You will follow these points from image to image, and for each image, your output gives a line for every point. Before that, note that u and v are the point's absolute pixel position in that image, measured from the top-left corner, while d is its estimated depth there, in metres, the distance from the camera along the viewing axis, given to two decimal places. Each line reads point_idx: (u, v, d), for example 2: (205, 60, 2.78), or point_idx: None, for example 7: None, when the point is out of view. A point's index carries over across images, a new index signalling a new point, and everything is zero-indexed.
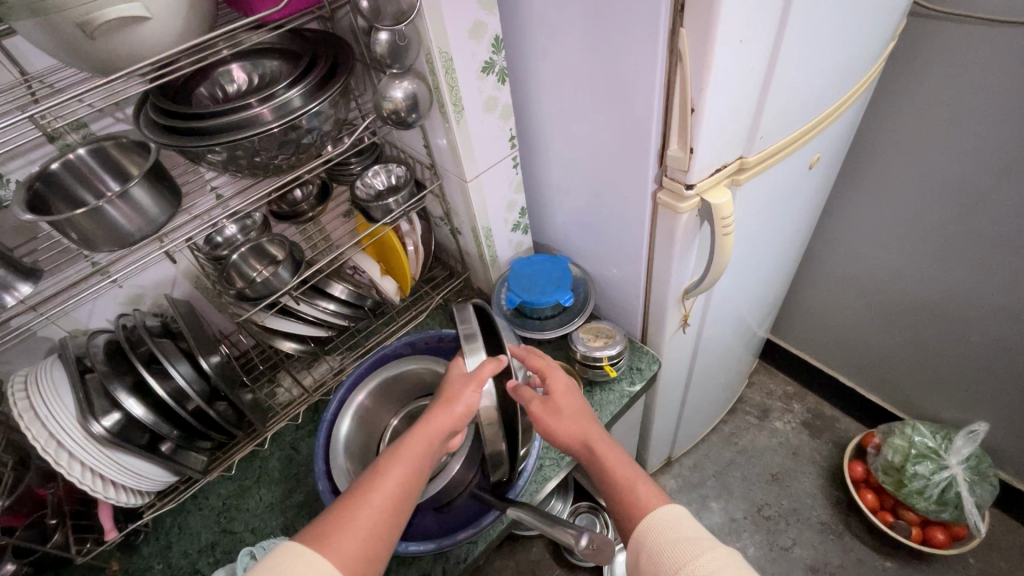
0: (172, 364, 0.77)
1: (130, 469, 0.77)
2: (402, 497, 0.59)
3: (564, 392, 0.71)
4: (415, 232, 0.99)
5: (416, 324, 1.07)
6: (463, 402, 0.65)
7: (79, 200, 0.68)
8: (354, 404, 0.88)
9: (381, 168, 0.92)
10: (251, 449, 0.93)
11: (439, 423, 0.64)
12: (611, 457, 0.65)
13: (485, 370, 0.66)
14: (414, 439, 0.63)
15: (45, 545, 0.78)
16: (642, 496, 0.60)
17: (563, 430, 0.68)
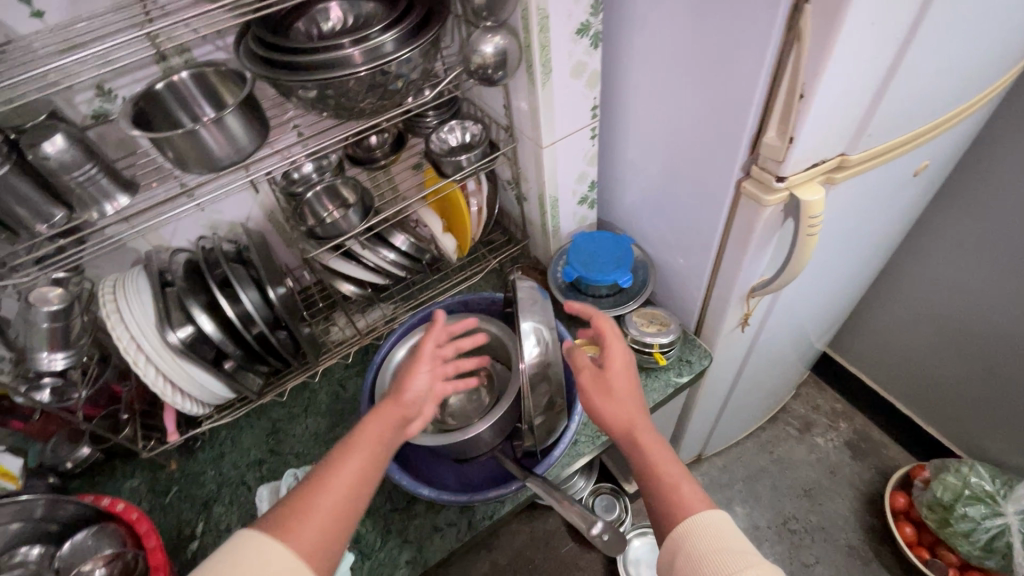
0: (243, 289, 0.81)
1: (196, 380, 0.81)
2: (358, 486, 0.57)
3: (620, 371, 0.69)
4: (480, 193, 1.00)
5: (469, 285, 1.09)
6: (413, 384, 0.65)
7: (177, 122, 0.71)
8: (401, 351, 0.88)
9: (457, 125, 0.91)
10: (304, 379, 0.98)
11: (392, 409, 0.63)
12: (655, 450, 0.63)
13: (428, 346, 0.67)
14: (368, 425, 0.61)
15: (115, 437, 0.84)
16: (685, 494, 0.60)
17: (608, 411, 0.67)
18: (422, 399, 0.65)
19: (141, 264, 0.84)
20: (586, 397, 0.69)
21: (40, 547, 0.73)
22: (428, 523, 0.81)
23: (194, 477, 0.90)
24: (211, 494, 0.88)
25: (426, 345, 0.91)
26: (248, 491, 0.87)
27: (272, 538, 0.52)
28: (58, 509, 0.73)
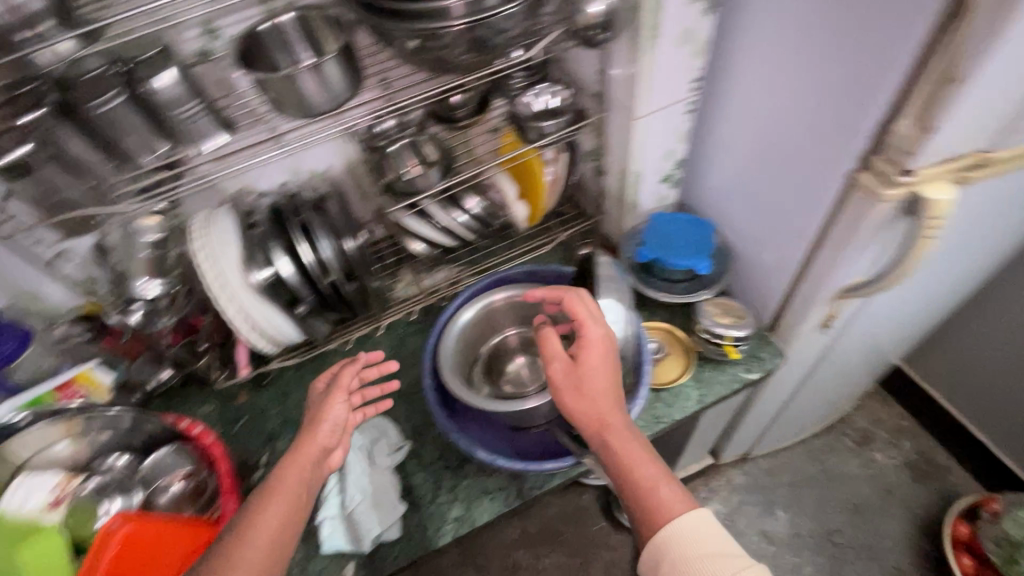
0: (321, 236, 0.82)
1: (269, 321, 0.84)
2: (282, 530, 0.60)
3: (596, 367, 0.67)
4: (558, 162, 0.98)
5: (537, 255, 1.07)
6: (331, 415, 0.70)
7: (276, 64, 0.72)
8: (469, 312, 0.86)
9: (544, 90, 0.88)
10: (368, 330, 1.00)
11: (310, 448, 0.67)
12: (631, 450, 0.63)
13: (348, 377, 0.72)
14: (288, 470, 0.64)
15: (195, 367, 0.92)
16: (663, 495, 0.59)
17: (580, 407, 0.66)
18: (339, 433, 0.70)
19: (229, 203, 0.87)
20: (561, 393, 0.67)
21: (128, 456, 0.79)
22: (478, 485, 0.82)
23: (260, 412, 0.95)
24: (276, 429, 0.92)
25: (496, 308, 0.88)
26: None
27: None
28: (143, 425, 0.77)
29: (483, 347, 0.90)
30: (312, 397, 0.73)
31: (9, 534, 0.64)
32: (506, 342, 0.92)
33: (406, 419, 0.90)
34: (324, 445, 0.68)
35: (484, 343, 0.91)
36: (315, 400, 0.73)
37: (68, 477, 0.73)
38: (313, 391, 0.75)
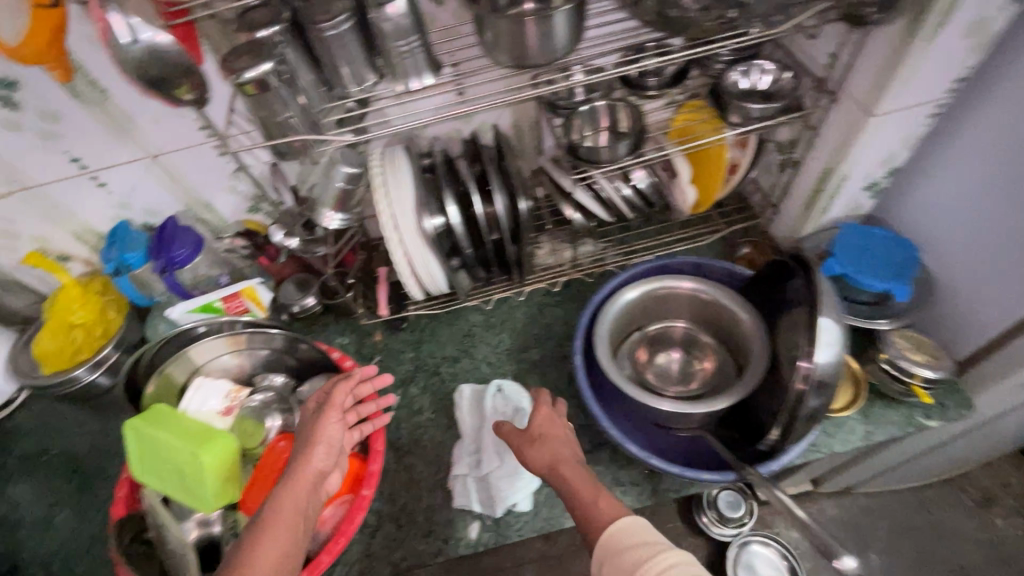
0: (495, 192, 0.79)
1: (429, 269, 0.83)
2: (280, 565, 0.53)
3: (544, 420, 0.69)
4: (744, 150, 0.89)
5: (691, 245, 0.99)
6: (326, 435, 0.64)
7: None
8: (642, 289, 0.79)
9: (752, 67, 0.79)
10: (508, 294, 0.97)
11: (306, 474, 0.60)
12: (577, 478, 0.62)
13: (341, 396, 0.67)
14: (286, 498, 0.58)
15: (345, 299, 0.93)
16: (604, 509, 0.58)
17: (540, 458, 0.66)
18: (336, 453, 0.64)
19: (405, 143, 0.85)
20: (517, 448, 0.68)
21: (283, 377, 0.81)
22: (610, 474, 0.79)
23: (394, 353, 0.96)
24: (408, 374, 0.93)
25: (677, 295, 0.80)
26: (441, 383, 0.91)
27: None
28: (302, 353, 0.79)
29: (646, 327, 0.84)
30: (305, 414, 0.67)
31: (194, 430, 0.68)
32: (671, 331, 0.84)
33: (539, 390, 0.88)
34: (319, 469, 0.62)
35: (648, 324, 0.84)
36: (308, 418, 0.66)
37: (239, 387, 0.77)
38: (305, 409, 0.69)
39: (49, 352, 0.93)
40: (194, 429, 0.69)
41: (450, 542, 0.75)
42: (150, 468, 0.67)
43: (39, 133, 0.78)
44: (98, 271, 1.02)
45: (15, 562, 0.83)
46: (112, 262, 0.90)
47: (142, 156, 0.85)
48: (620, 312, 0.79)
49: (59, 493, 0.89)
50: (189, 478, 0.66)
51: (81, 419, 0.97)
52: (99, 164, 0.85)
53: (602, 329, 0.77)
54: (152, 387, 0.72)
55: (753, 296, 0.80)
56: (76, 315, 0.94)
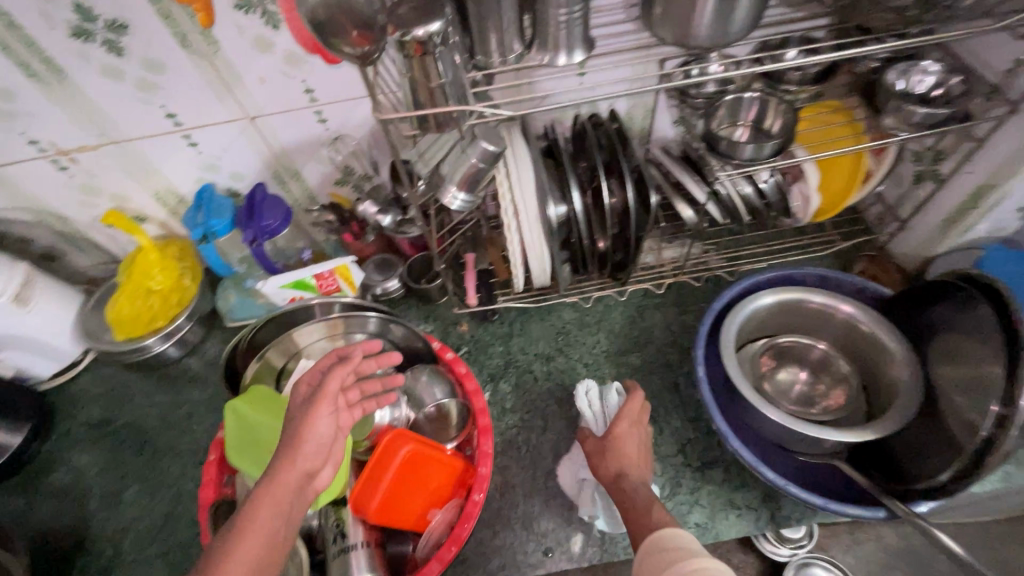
0: (624, 183, 0.73)
1: (540, 261, 0.78)
2: None
3: (624, 429, 0.64)
4: (884, 158, 0.81)
5: (805, 256, 0.93)
6: (314, 432, 0.51)
7: None
8: (786, 295, 0.74)
9: (916, 68, 0.73)
10: (606, 292, 0.92)
11: (287, 478, 0.49)
12: (637, 496, 0.57)
13: (335, 383, 0.53)
14: (260, 509, 0.47)
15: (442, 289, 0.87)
16: (655, 518, 0.53)
17: (608, 468, 0.62)
18: (327, 450, 0.52)
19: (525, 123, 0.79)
20: (588, 452, 0.65)
21: None
22: (723, 495, 0.73)
23: (482, 346, 0.90)
24: (498, 370, 0.88)
25: (831, 315, 0.74)
26: (534, 383, 0.85)
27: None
28: (406, 341, 0.74)
29: (777, 337, 0.78)
30: (295, 400, 0.54)
31: None
32: (808, 350, 0.78)
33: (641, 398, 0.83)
34: (305, 473, 0.50)
35: (782, 334, 0.78)
36: (296, 410, 0.53)
37: None
38: (297, 391, 0.55)
39: (124, 318, 0.88)
40: None
41: (552, 554, 0.70)
42: (255, 454, 0.63)
43: (139, 85, 0.73)
44: (173, 234, 0.97)
45: (83, 536, 0.79)
46: (200, 228, 0.86)
47: (239, 117, 0.79)
48: (754, 315, 0.75)
49: (127, 467, 0.84)
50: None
51: (150, 389, 0.92)
52: (193, 123, 0.79)
53: (733, 328, 0.72)
54: (256, 366, 0.69)
55: (899, 327, 0.74)
56: (155, 282, 0.89)
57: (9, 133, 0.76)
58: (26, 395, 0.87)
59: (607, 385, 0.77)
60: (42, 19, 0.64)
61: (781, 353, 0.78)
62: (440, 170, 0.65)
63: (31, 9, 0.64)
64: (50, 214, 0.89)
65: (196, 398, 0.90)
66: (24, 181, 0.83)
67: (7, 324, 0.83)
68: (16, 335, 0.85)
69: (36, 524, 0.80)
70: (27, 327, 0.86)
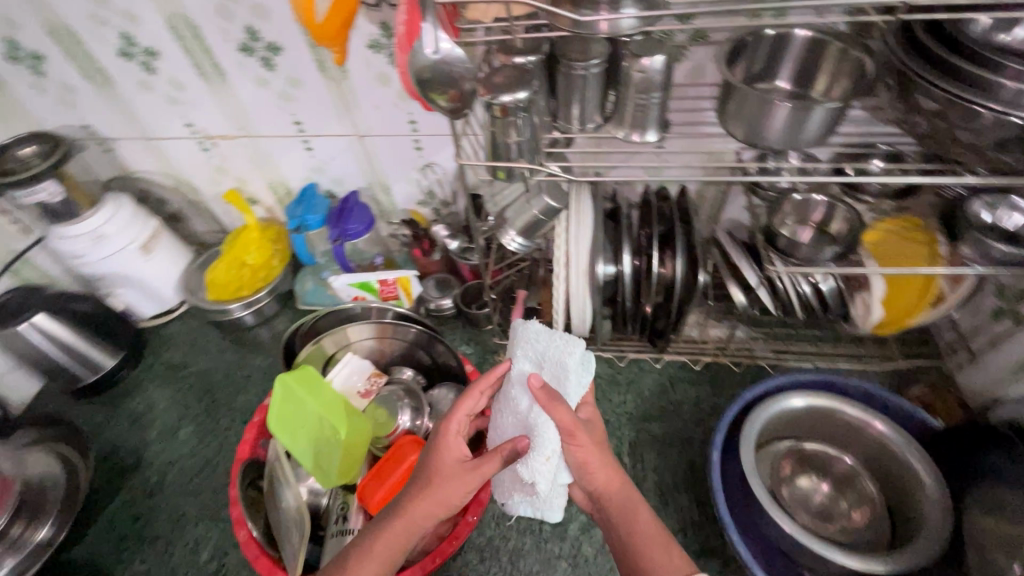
0: (675, 256, 0.76)
1: (580, 313, 0.82)
2: None
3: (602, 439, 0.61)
4: (959, 288, 0.78)
5: (859, 368, 0.90)
6: (457, 491, 0.56)
7: (752, 70, 0.64)
8: (818, 401, 0.72)
9: (1008, 203, 0.70)
10: (644, 356, 0.94)
11: (423, 518, 0.56)
12: (648, 526, 0.56)
13: (490, 462, 0.58)
14: (392, 534, 0.55)
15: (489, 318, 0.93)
16: (671, 559, 0.53)
17: (603, 480, 0.59)
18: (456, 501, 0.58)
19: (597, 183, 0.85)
20: (569, 436, 0.57)
21: (413, 373, 0.83)
22: None
23: None
24: None
25: (864, 431, 0.71)
26: None
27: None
28: (442, 358, 0.80)
29: (803, 441, 0.76)
30: (450, 450, 0.58)
31: (340, 406, 0.72)
32: (834, 462, 0.75)
33: (654, 467, 0.83)
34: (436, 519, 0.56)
35: (810, 439, 0.76)
36: (449, 465, 0.57)
37: (378, 373, 0.81)
38: (451, 443, 0.58)
39: (218, 282, 1.02)
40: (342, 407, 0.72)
41: None
42: (289, 424, 0.71)
43: (281, 95, 0.86)
44: (275, 219, 1.12)
45: (139, 459, 0.91)
46: (296, 219, 0.98)
47: (351, 134, 0.91)
48: (782, 414, 0.73)
49: (188, 409, 0.97)
50: (326, 453, 0.70)
51: (223, 347, 1.06)
52: (314, 132, 0.92)
53: (757, 422, 0.72)
54: (312, 350, 0.77)
55: (942, 465, 0.70)
56: (250, 257, 1.03)
57: (175, 116, 0.92)
58: (128, 328, 1.02)
59: (584, 355, 0.64)
60: (222, 34, 0.79)
61: (805, 459, 0.75)
62: (505, 213, 0.72)
63: (215, 25, 0.78)
64: (186, 183, 1.06)
65: (257, 363, 1.02)
66: (175, 153, 1.00)
67: (130, 266, 1.00)
68: (132, 276, 1.01)
69: (108, 438, 0.94)
70: (142, 271, 1.02)
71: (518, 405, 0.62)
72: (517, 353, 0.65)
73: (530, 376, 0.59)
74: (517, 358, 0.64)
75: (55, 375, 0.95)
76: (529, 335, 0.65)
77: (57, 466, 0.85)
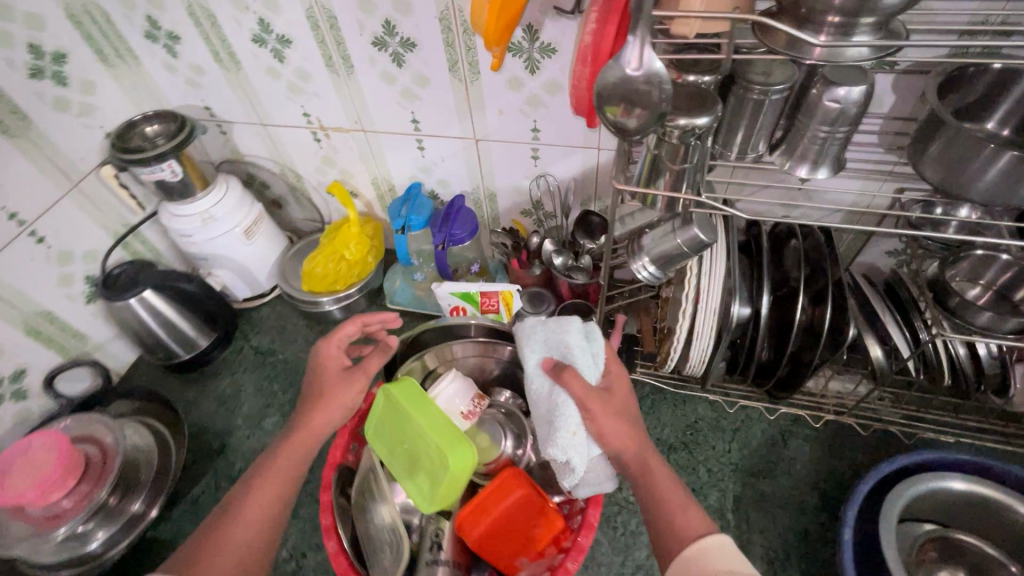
0: (821, 305, 0.68)
1: (703, 354, 0.75)
2: (278, 505, 0.60)
3: (623, 402, 0.63)
4: None
5: (1007, 450, 0.79)
6: (345, 394, 0.65)
7: (957, 109, 0.56)
8: (982, 489, 0.63)
9: None
10: (753, 406, 0.86)
11: (319, 418, 0.64)
12: (666, 480, 0.58)
13: (372, 363, 0.67)
14: (295, 443, 0.63)
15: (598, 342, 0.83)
16: (689, 519, 0.54)
17: (619, 441, 0.60)
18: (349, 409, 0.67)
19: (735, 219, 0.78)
20: (584, 404, 0.61)
21: (511, 395, 0.80)
22: None
23: None
24: None
25: None
26: None
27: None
28: None
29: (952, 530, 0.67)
30: (329, 367, 0.67)
31: (445, 427, 0.66)
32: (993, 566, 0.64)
33: (763, 530, 0.75)
34: (329, 420, 0.64)
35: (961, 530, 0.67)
36: (334, 383, 0.66)
37: (481, 395, 0.75)
38: (332, 355, 0.68)
39: (314, 275, 1.00)
40: (447, 432, 0.66)
41: None
42: (389, 440, 0.68)
43: (404, 92, 0.84)
44: (371, 215, 1.10)
45: (224, 443, 0.91)
46: (400, 220, 0.95)
47: (467, 137, 0.88)
48: (933, 495, 0.65)
49: (273, 398, 0.96)
50: (424, 474, 0.65)
51: (310, 337, 1.05)
52: (429, 132, 0.89)
53: (901, 499, 0.63)
54: (414, 363, 0.75)
55: None
56: (348, 252, 1.01)
57: (294, 104, 0.92)
58: (223, 309, 1.03)
59: (592, 331, 0.69)
60: (357, 27, 0.77)
61: (952, 549, 0.65)
62: (639, 238, 0.66)
63: (352, 17, 0.76)
64: (291, 170, 1.05)
65: None
66: (286, 141, 0.99)
67: (231, 249, 1.01)
68: (233, 258, 1.02)
69: (196, 416, 0.95)
70: (243, 255, 1.03)
71: (537, 392, 0.66)
72: (524, 347, 0.69)
73: (545, 358, 0.66)
74: (526, 352, 0.68)
75: (154, 350, 0.96)
76: (531, 331, 0.69)
77: (149, 436, 0.86)
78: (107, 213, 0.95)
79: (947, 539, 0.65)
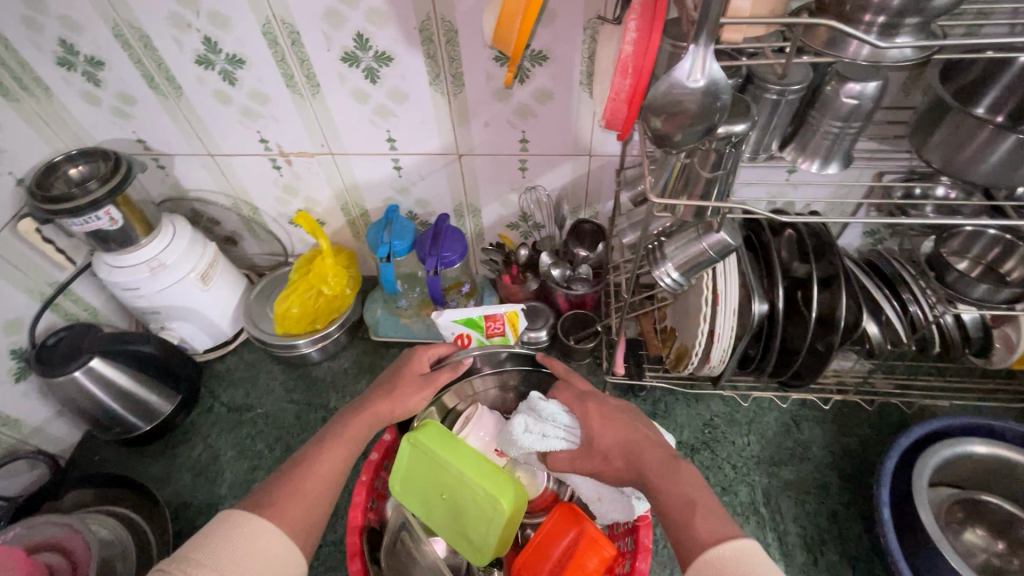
0: (832, 295, 0.70)
1: (723, 355, 0.74)
2: (338, 477, 0.56)
3: (606, 433, 0.60)
4: None
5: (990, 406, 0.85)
6: (414, 399, 0.65)
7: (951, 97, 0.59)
8: (999, 450, 0.69)
9: None
10: (765, 397, 0.87)
11: (386, 408, 0.63)
12: (667, 489, 0.51)
13: (444, 378, 0.67)
14: (361, 417, 0.61)
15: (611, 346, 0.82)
16: (698, 528, 0.46)
17: (621, 472, 0.58)
18: (406, 415, 0.65)
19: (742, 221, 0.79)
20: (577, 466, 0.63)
21: None
22: None
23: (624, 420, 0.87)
24: None
25: None
26: None
27: (258, 511, 0.50)
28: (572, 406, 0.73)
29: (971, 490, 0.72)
30: (409, 369, 0.68)
31: (487, 469, 0.63)
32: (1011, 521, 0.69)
33: (795, 518, 0.77)
34: (391, 414, 0.63)
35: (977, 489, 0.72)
36: (410, 378, 0.67)
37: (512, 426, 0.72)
38: (415, 359, 0.69)
39: (290, 316, 0.91)
40: (494, 473, 0.62)
41: None
42: (424, 491, 0.64)
43: (377, 109, 0.77)
44: (343, 243, 1.01)
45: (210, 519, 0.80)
46: (383, 247, 0.87)
47: (449, 152, 0.83)
48: (956, 459, 0.70)
49: (259, 459, 0.86)
50: (471, 524, 0.61)
51: (290, 385, 0.95)
52: (406, 150, 0.83)
53: (927, 468, 0.68)
54: (432, 409, 0.71)
55: None
56: (327, 285, 0.92)
57: (247, 130, 0.82)
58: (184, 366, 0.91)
59: (533, 405, 0.68)
60: (323, 41, 0.70)
61: (973, 508, 0.70)
62: (659, 247, 0.65)
63: (317, 31, 0.69)
64: (246, 203, 0.94)
65: (331, 404, 0.92)
66: (239, 171, 0.89)
67: (188, 298, 0.89)
68: (190, 308, 0.90)
69: (171, 493, 0.83)
70: (202, 302, 0.91)
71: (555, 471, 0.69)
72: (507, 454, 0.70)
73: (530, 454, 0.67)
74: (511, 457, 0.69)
75: (107, 426, 0.83)
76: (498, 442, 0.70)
77: (120, 526, 0.74)
78: (30, 272, 0.80)
79: (970, 499, 0.70)
